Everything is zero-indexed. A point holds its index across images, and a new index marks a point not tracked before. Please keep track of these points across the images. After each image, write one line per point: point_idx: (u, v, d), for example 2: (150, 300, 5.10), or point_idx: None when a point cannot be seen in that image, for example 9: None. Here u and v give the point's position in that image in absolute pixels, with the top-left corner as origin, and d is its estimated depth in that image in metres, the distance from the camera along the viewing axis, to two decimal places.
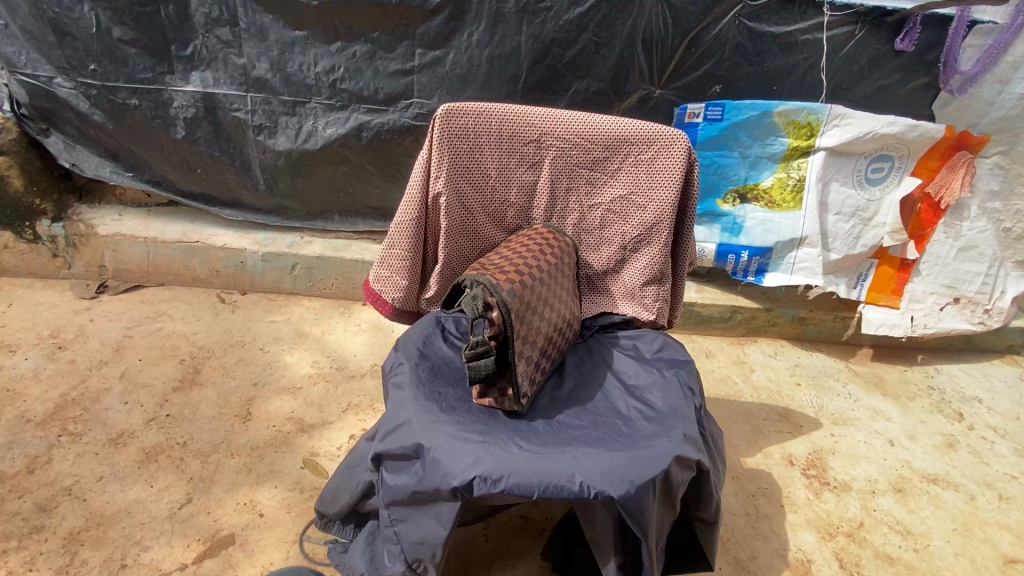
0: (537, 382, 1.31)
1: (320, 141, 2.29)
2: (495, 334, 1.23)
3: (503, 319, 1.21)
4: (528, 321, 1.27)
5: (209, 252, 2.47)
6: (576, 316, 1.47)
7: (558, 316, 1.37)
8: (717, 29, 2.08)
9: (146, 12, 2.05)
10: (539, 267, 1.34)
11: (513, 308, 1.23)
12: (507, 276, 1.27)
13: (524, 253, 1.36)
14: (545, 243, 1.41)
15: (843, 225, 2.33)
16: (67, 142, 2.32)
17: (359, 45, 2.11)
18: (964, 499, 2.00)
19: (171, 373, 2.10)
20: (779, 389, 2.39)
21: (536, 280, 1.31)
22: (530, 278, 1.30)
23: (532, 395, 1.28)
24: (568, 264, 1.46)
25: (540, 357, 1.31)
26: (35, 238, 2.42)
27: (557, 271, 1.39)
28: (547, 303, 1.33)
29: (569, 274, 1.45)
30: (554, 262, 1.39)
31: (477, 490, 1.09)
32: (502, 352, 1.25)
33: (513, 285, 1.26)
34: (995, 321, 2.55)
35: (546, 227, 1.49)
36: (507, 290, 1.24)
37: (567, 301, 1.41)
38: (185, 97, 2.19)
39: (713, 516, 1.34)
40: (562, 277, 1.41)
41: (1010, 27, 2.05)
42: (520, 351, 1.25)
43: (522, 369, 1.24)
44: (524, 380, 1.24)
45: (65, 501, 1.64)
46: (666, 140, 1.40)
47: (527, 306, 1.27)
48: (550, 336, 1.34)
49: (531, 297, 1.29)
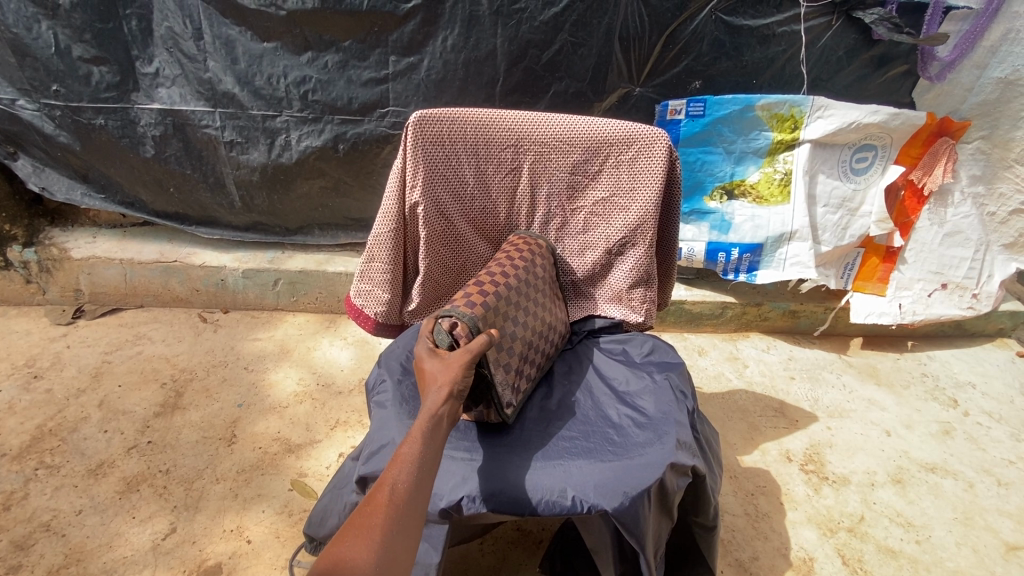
0: (523, 391, 1.26)
1: (296, 155, 2.24)
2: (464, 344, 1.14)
3: (471, 331, 1.15)
4: (501, 330, 1.23)
5: (187, 270, 2.41)
6: (560, 318, 1.43)
7: (536, 321, 1.33)
8: (693, 25, 2.06)
9: (109, 28, 1.99)
10: (502, 273, 1.30)
11: (476, 318, 1.17)
12: (468, 295, 1.22)
13: (495, 264, 1.33)
14: (523, 252, 1.38)
15: (832, 217, 2.29)
16: (34, 165, 2.25)
17: (331, 54, 2.07)
18: (963, 487, 1.98)
19: (152, 398, 2.04)
20: (774, 384, 2.37)
21: (501, 289, 1.26)
22: (496, 288, 1.26)
23: (519, 405, 1.24)
24: (551, 272, 1.43)
25: (521, 364, 1.27)
26: (7, 264, 2.35)
27: (530, 280, 1.34)
28: (522, 311, 1.29)
29: (552, 280, 1.43)
30: (523, 266, 1.35)
31: (466, 510, 1.06)
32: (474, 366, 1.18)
33: (474, 298, 1.21)
34: (985, 305, 2.51)
35: (526, 235, 1.46)
36: (465, 302, 1.19)
37: (544, 304, 1.37)
38: (153, 114, 2.14)
39: (712, 521, 1.31)
40: (537, 281, 1.37)
41: (985, 11, 2.06)
42: (495, 361, 1.19)
43: (501, 380, 1.19)
44: (506, 391, 1.19)
45: (43, 537, 1.58)
46: (647, 140, 1.37)
47: (494, 314, 1.22)
48: (529, 342, 1.30)
49: (498, 306, 1.24)
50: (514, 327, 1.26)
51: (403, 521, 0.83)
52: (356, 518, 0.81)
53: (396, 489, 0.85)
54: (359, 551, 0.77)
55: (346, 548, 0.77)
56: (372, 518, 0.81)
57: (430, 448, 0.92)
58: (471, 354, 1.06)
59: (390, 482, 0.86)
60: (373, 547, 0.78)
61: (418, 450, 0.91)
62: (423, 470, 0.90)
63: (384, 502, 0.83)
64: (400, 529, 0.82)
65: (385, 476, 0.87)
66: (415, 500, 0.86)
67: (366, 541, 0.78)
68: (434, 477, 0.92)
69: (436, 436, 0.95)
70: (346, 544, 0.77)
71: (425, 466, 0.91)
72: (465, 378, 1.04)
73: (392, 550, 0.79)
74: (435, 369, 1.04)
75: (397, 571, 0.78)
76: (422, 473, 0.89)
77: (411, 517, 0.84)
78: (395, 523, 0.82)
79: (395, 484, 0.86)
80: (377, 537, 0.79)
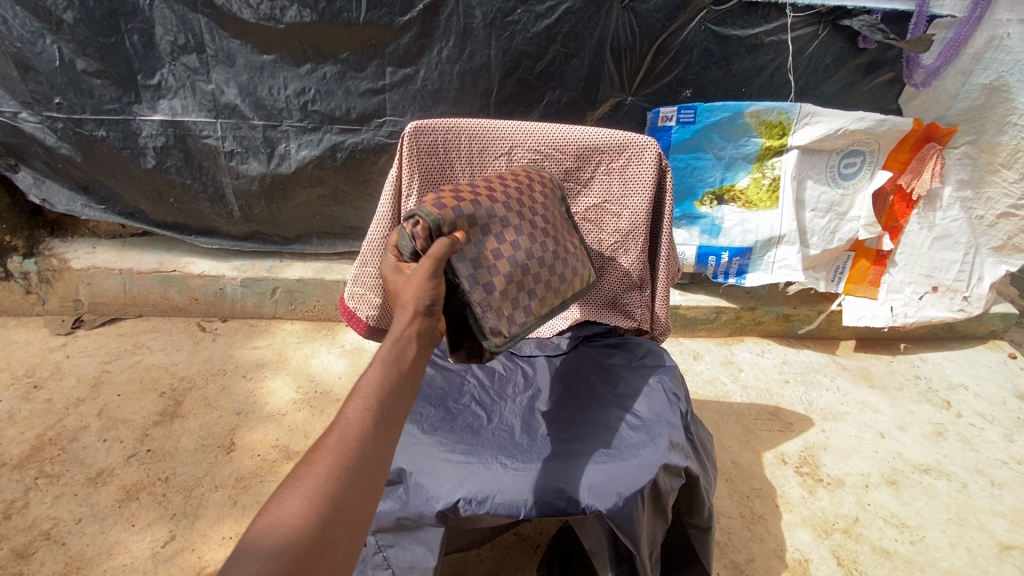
0: (513, 320, 1.22)
1: (294, 164, 2.27)
2: (423, 250, 1.12)
3: (431, 234, 1.12)
4: (483, 245, 1.20)
5: (186, 280, 2.43)
6: (570, 237, 1.36)
7: (531, 246, 1.26)
8: (684, 35, 2.11)
9: (110, 42, 2.02)
10: (488, 186, 1.26)
11: (442, 220, 1.13)
12: (442, 199, 1.19)
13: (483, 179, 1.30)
14: (526, 177, 1.34)
15: (819, 221, 2.34)
16: (35, 176, 2.28)
17: (329, 65, 2.10)
18: (957, 488, 2.00)
19: (151, 406, 2.05)
20: (768, 387, 2.39)
21: (482, 201, 1.23)
22: (477, 199, 1.22)
23: (507, 336, 1.21)
24: (563, 206, 1.39)
25: (510, 286, 1.22)
26: (7, 275, 2.38)
27: (525, 199, 1.29)
28: (508, 228, 1.24)
29: (561, 215, 1.37)
30: (514, 183, 1.30)
31: (463, 511, 1.07)
32: (447, 279, 1.18)
33: (446, 203, 1.17)
34: (975, 307, 2.55)
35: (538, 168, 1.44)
36: (434, 205, 1.16)
37: (541, 219, 1.30)
38: (154, 126, 2.17)
39: (706, 522, 1.33)
40: (533, 199, 1.31)
41: (969, 19, 2.09)
42: (471, 276, 1.17)
43: (478, 298, 1.17)
44: (485, 312, 1.18)
45: (43, 546, 1.59)
46: (638, 148, 1.40)
47: (471, 225, 1.19)
48: (522, 264, 1.25)
49: (478, 218, 1.20)
50: (497, 245, 1.22)
51: (359, 466, 0.72)
52: (302, 466, 0.71)
53: (350, 432, 0.74)
54: (302, 504, 0.67)
55: (286, 501, 0.67)
56: (319, 467, 0.71)
57: (394, 380, 0.82)
58: (432, 260, 1.01)
59: (343, 423, 0.75)
60: (320, 498, 0.68)
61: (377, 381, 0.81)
62: (385, 409, 0.79)
63: (334, 447, 0.72)
64: (356, 475, 0.72)
65: (338, 417, 0.76)
66: (375, 441, 0.75)
67: (310, 491, 0.68)
68: (402, 409, 0.81)
69: (400, 370, 0.84)
70: (288, 494, 0.68)
71: (387, 402, 0.80)
72: (432, 290, 0.98)
73: (345, 499, 0.70)
74: (401, 283, 1.00)
75: (351, 517, 0.69)
76: (383, 411, 0.78)
77: (370, 463, 0.74)
78: (349, 470, 0.71)
79: (350, 425, 0.75)
80: (324, 486, 0.69)
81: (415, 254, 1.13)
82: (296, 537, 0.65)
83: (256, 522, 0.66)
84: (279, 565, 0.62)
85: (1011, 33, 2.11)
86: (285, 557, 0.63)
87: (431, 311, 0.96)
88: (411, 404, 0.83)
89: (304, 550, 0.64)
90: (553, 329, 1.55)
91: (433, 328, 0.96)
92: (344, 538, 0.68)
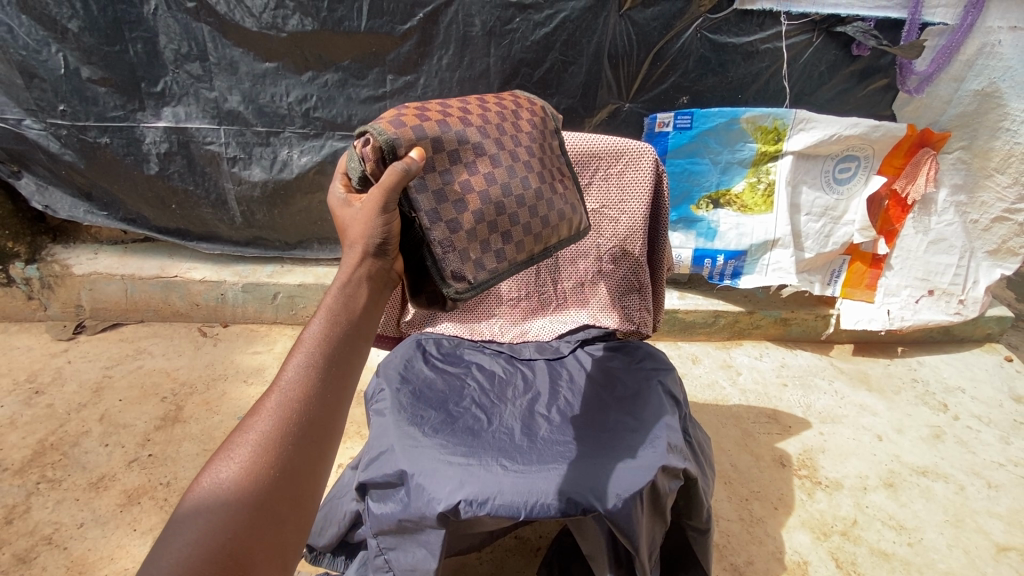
0: (482, 265, 1.04)
1: (295, 170, 2.29)
2: (374, 174, 0.94)
3: (383, 155, 0.92)
4: (450, 174, 1.01)
5: (187, 285, 2.45)
6: (555, 180, 1.18)
7: (508, 181, 1.07)
8: (681, 42, 2.14)
9: (114, 50, 2.05)
10: (463, 111, 1.08)
11: (397, 140, 0.93)
12: (401, 115, 0.98)
13: (460, 101, 1.11)
14: (508, 106, 1.17)
15: (814, 225, 2.36)
16: (38, 183, 2.30)
17: (330, 73, 2.13)
18: (954, 490, 2.02)
19: (152, 411, 2.06)
20: (766, 391, 2.41)
21: (452, 125, 1.03)
22: (446, 122, 1.03)
23: (473, 283, 1.03)
24: (551, 145, 1.23)
25: (480, 226, 1.04)
26: (9, 281, 2.39)
27: (504, 131, 1.12)
28: (482, 158, 1.05)
29: (547, 153, 1.20)
30: (496, 114, 1.13)
31: (464, 513, 1.07)
32: (403, 211, 0.99)
33: (406, 120, 0.97)
34: (971, 310, 2.56)
35: (528, 97, 1.26)
36: (391, 122, 0.95)
37: (523, 156, 1.12)
38: (157, 133, 2.19)
39: (705, 523, 1.34)
40: (515, 133, 1.14)
41: (961, 27, 2.12)
42: (432, 210, 0.98)
43: (439, 236, 0.98)
44: (447, 253, 0.99)
45: (45, 550, 1.60)
46: (635, 155, 1.43)
47: (437, 150, 1.00)
48: (497, 203, 1.05)
49: (446, 142, 1.01)
50: (467, 176, 1.03)
51: (301, 430, 0.70)
52: (238, 434, 0.69)
53: (288, 395, 0.71)
54: (239, 470, 0.65)
55: (223, 469, 0.65)
56: (257, 430, 0.68)
57: (340, 332, 0.79)
58: (383, 191, 0.86)
59: (281, 386, 0.72)
60: (258, 465, 0.66)
61: (321, 336, 0.77)
62: (329, 368, 0.75)
63: (274, 408, 0.70)
64: (299, 439, 0.69)
65: (276, 380, 0.73)
66: (318, 403, 0.72)
67: (246, 458, 0.66)
68: (351, 362, 0.78)
69: (345, 326, 0.80)
70: (223, 464, 0.66)
71: (331, 356, 0.76)
72: (383, 226, 0.88)
73: (288, 464, 0.68)
74: (349, 217, 0.92)
75: (299, 478, 0.68)
76: (326, 371, 0.75)
77: (314, 426, 0.71)
78: (291, 434, 0.69)
79: (289, 387, 0.72)
80: (262, 453, 0.67)
81: (365, 177, 0.96)
82: (234, 507, 0.62)
83: (192, 490, 0.64)
84: (215, 538, 0.60)
85: (1003, 40, 2.14)
86: (223, 525, 0.61)
87: (384, 250, 0.89)
88: (360, 360, 0.80)
89: (243, 519, 0.62)
90: (553, 333, 1.56)
91: (388, 268, 0.91)
92: (291, 503, 0.66)
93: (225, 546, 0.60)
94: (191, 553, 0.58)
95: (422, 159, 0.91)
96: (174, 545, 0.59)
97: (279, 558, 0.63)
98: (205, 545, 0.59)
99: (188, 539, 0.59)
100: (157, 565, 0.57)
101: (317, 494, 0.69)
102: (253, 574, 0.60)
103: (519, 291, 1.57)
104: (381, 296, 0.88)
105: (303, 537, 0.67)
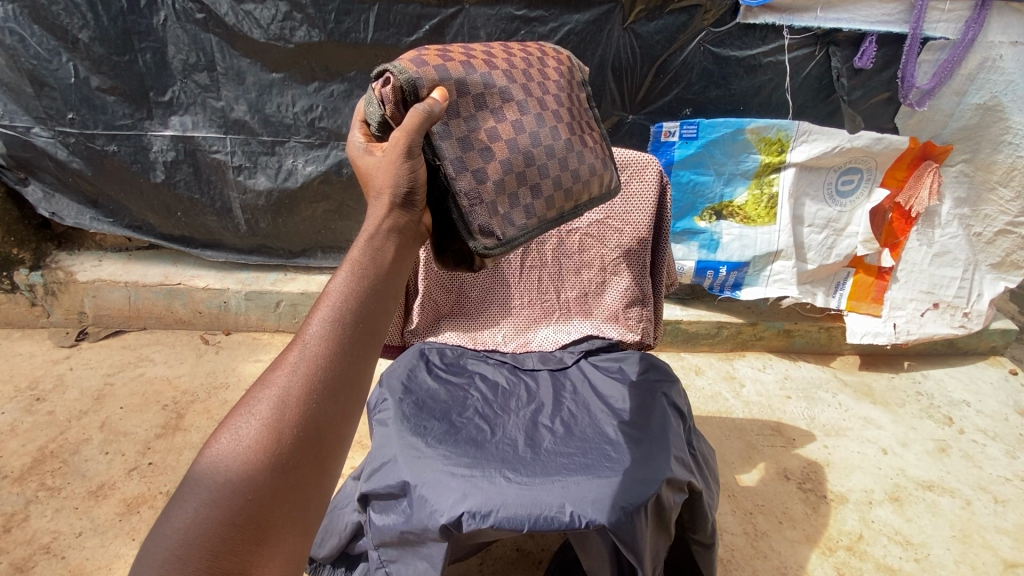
0: (513, 221, 0.96)
1: (300, 179, 2.31)
2: (394, 118, 0.89)
3: (404, 96, 0.87)
4: (476, 122, 0.94)
5: (190, 293, 2.45)
6: (584, 130, 1.11)
7: (538, 130, 1.00)
8: (684, 56, 2.16)
9: (124, 60, 2.07)
10: (488, 54, 1.01)
11: (419, 79, 0.87)
12: (422, 53, 0.92)
13: (484, 45, 1.05)
14: (534, 53, 1.10)
15: (816, 237, 2.42)
16: (45, 190, 2.31)
17: (336, 84, 2.14)
18: (961, 505, 1.99)
19: (154, 419, 2.05)
20: (770, 403, 2.39)
21: (477, 66, 0.97)
22: (471, 63, 0.96)
23: (505, 239, 0.95)
24: (579, 97, 1.15)
25: (509, 177, 0.96)
26: (13, 287, 2.40)
27: (531, 77, 1.05)
28: (510, 105, 0.98)
29: (576, 104, 1.13)
30: (522, 60, 1.06)
31: (466, 526, 1.06)
32: (428, 160, 0.91)
33: (428, 59, 0.91)
34: (976, 323, 2.56)
35: (554, 47, 1.19)
36: (411, 60, 0.89)
37: (552, 104, 1.05)
38: (164, 141, 2.21)
39: (710, 538, 1.32)
40: (543, 81, 1.07)
41: (962, 42, 2.13)
42: (458, 158, 0.90)
43: (465, 187, 0.91)
44: (473, 207, 0.92)
45: (43, 560, 1.59)
46: (640, 166, 1.44)
47: (461, 93, 0.93)
48: (527, 153, 0.98)
49: (470, 85, 0.94)
50: (494, 123, 0.96)
51: (323, 394, 0.66)
52: (260, 389, 0.66)
53: (311, 355, 0.67)
54: (258, 429, 0.63)
55: (243, 426, 0.63)
56: (277, 388, 0.65)
57: (368, 289, 0.72)
58: (405, 134, 0.77)
59: (303, 342, 0.68)
60: (277, 428, 0.63)
61: (347, 290, 0.71)
62: (355, 327, 0.69)
63: (295, 366, 0.66)
64: (321, 402, 0.66)
65: (300, 335, 0.69)
66: (343, 366, 0.68)
67: (265, 420, 0.63)
68: (379, 320, 0.72)
69: (373, 282, 0.73)
70: (242, 421, 0.64)
71: (357, 313, 0.70)
72: (409, 173, 0.79)
73: (310, 428, 0.64)
74: (372, 166, 0.83)
75: (321, 440, 0.65)
76: (352, 330, 0.69)
77: (339, 388, 0.67)
78: (312, 397, 0.65)
79: (312, 345, 0.67)
80: (283, 414, 0.64)
81: (385, 123, 0.90)
82: (253, 468, 0.61)
83: (214, 441, 0.63)
84: (234, 500, 0.59)
85: (1004, 55, 2.15)
86: (241, 484, 0.60)
87: (410, 202, 0.80)
88: (390, 317, 0.74)
89: (263, 482, 0.61)
90: (557, 343, 1.55)
91: (418, 222, 0.82)
92: (313, 469, 0.64)
93: (243, 509, 0.59)
94: (208, 516, 0.58)
95: (445, 100, 0.84)
96: (191, 505, 0.58)
97: (300, 521, 0.63)
98: (222, 507, 0.59)
99: (205, 500, 0.59)
100: (176, 524, 0.58)
101: (342, 458, 0.66)
102: (272, 536, 0.60)
103: (522, 300, 1.57)
104: (411, 248, 0.80)
105: (326, 502, 0.66)
